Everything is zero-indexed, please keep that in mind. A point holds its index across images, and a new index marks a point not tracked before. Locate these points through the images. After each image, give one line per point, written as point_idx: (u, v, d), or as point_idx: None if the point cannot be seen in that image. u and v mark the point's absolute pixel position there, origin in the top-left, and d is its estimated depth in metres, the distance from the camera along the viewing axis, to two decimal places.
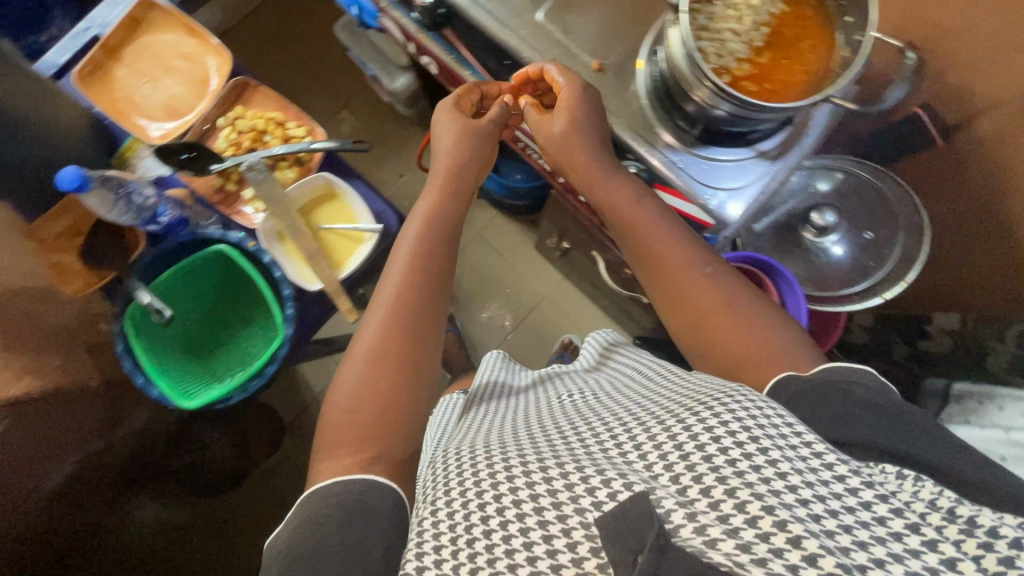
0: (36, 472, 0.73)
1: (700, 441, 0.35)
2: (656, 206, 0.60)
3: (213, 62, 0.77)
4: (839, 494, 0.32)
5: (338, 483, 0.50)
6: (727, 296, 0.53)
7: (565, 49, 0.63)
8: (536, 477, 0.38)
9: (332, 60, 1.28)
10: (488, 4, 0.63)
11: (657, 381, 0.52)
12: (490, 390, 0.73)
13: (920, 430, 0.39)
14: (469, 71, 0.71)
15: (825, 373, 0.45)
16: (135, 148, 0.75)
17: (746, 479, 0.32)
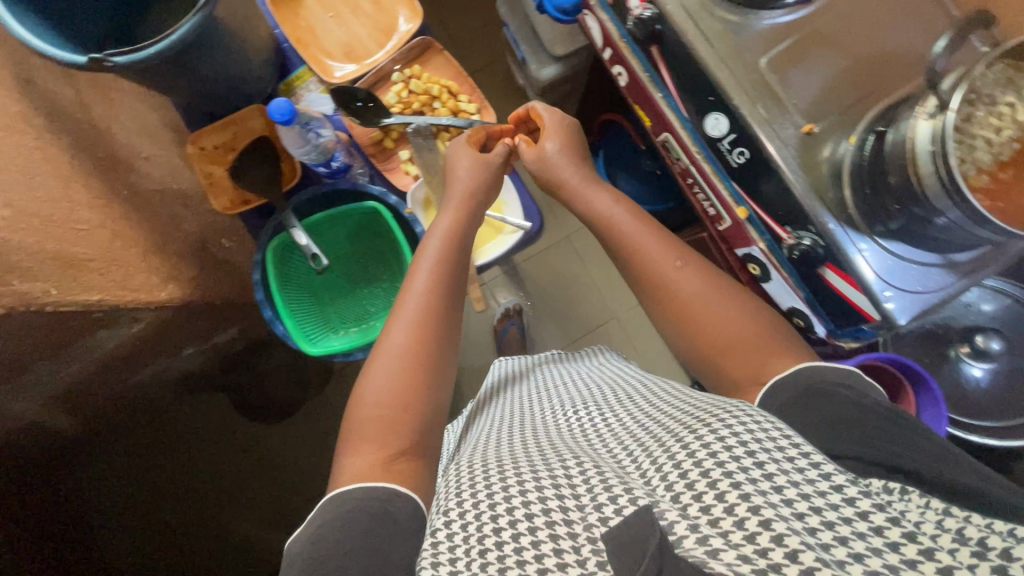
0: (120, 369, 0.74)
1: (698, 462, 0.38)
2: (705, 280, 0.61)
3: (403, 13, 0.74)
4: (837, 506, 0.34)
5: (361, 489, 0.48)
6: (705, 295, 0.60)
7: (777, 102, 0.61)
8: (546, 485, 0.41)
9: (479, 27, 1.25)
10: (712, 37, 0.61)
11: (668, 396, 0.56)
12: (506, 396, 0.76)
13: (906, 443, 0.41)
14: (660, 93, 0.69)
15: (808, 374, 0.49)
16: (305, 79, 0.75)
17: (743, 491, 0.35)
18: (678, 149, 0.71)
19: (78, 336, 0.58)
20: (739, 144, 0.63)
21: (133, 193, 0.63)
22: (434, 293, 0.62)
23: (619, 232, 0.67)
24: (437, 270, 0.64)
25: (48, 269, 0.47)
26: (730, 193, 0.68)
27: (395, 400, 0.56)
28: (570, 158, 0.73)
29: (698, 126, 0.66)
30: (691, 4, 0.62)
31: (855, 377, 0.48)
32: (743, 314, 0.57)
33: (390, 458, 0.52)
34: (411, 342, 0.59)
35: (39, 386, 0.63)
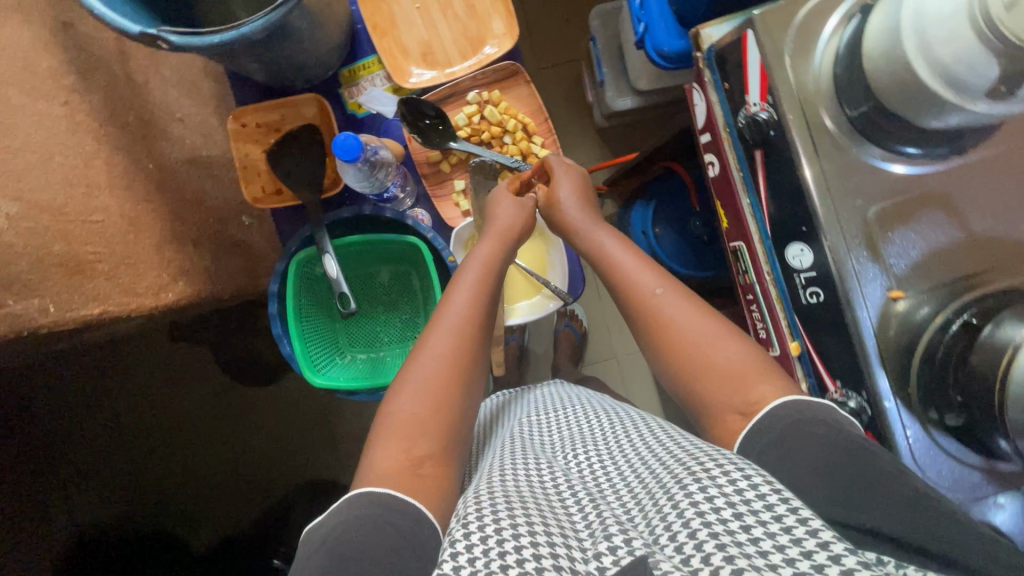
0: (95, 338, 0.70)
1: (685, 522, 0.36)
2: (706, 318, 0.55)
3: (495, 27, 0.66)
4: (819, 564, 0.31)
5: (387, 497, 0.43)
6: (698, 335, 0.54)
7: (875, 254, 0.55)
8: (533, 520, 0.38)
9: (561, 28, 1.15)
10: (827, 165, 0.56)
11: (646, 428, 0.53)
12: (505, 418, 0.72)
13: (888, 498, 0.38)
14: (749, 200, 0.63)
15: (782, 409, 0.46)
16: (372, 70, 0.67)
17: (727, 551, 0.33)
18: (748, 262, 0.66)
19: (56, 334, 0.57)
20: (816, 285, 0.58)
21: None
22: (473, 325, 0.55)
23: (617, 270, 0.60)
24: (477, 300, 0.57)
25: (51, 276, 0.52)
26: (788, 323, 0.64)
27: (429, 413, 0.50)
28: (582, 202, 0.64)
29: (779, 250, 0.61)
30: (814, 122, 0.56)
31: (829, 412, 0.46)
32: (738, 357, 0.52)
33: (420, 461, 0.47)
34: (451, 359, 0.53)
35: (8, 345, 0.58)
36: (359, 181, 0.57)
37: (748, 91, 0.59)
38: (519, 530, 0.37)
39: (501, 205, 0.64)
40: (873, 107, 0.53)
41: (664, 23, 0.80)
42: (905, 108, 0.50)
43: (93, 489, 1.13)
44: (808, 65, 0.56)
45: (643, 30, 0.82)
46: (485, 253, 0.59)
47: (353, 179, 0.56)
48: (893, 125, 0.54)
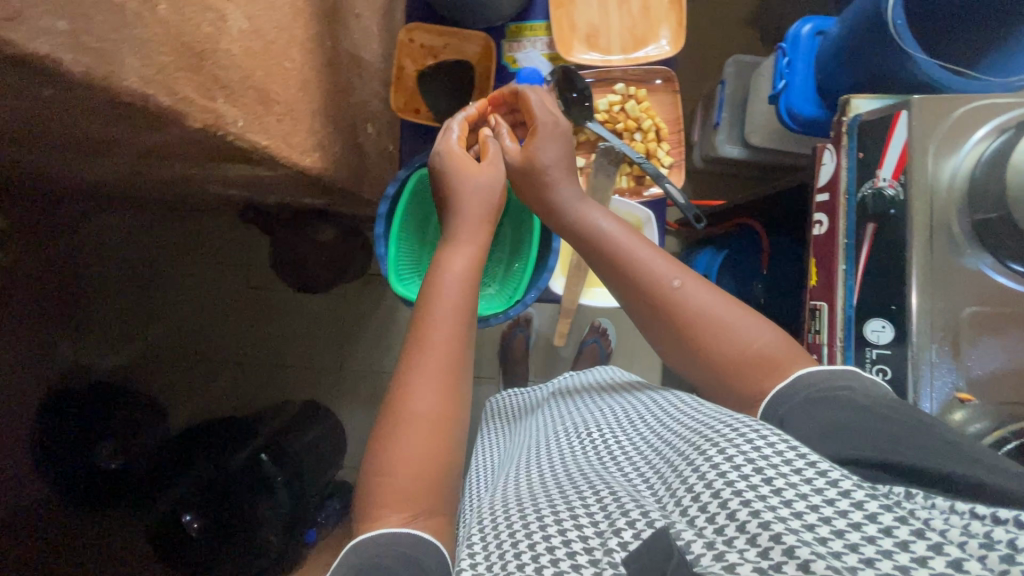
0: (190, 188, 0.71)
1: (708, 483, 0.37)
2: (739, 311, 0.52)
3: (661, 34, 0.70)
4: (845, 512, 0.33)
5: (383, 536, 0.46)
6: (719, 312, 0.52)
7: (954, 350, 0.58)
8: (545, 516, 0.41)
9: (692, 65, 1.18)
10: (935, 256, 0.58)
11: (660, 408, 0.54)
12: (526, 420, 0.74)
13: (914, 440, 0.39)
14: (845, 266, 0.64)
15: (811, 381, 0.46)
16: (537, 34, 0.72)
17: (752, 507, 0.34)
18: (824, 324, 0.67)
19: (175, 171, 0.58)
20: (885, 363, 0.60)
21: (330, 48, 0.59)
22: (464, 315, 0.56)
23: (623, 251, 0.57)
24: (460, 305, 0.56)
25: (244, 75, 0.41)
26: None
27: (445, 401, 0.51)
28: (565, 166, 0.63)
29: (859, 320, 0.63)
30: (938, 218, 0.58)
31: (857, 379, 0.46)
32: (754, 334, 0.50)
33: (413, 518, 0.48)
34: (454, 330, 0.54)
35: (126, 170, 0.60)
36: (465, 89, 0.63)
37: (882, 166, 0.61)
38: (533, 532, 0.40)
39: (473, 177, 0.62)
40: (1000, 217, 0.55)
41: (803, 88, 0.84)
42: None
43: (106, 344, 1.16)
44: (949, 161, 0.59)
45: (781, 87, 0.85)
46: (461, 265, 0.57)
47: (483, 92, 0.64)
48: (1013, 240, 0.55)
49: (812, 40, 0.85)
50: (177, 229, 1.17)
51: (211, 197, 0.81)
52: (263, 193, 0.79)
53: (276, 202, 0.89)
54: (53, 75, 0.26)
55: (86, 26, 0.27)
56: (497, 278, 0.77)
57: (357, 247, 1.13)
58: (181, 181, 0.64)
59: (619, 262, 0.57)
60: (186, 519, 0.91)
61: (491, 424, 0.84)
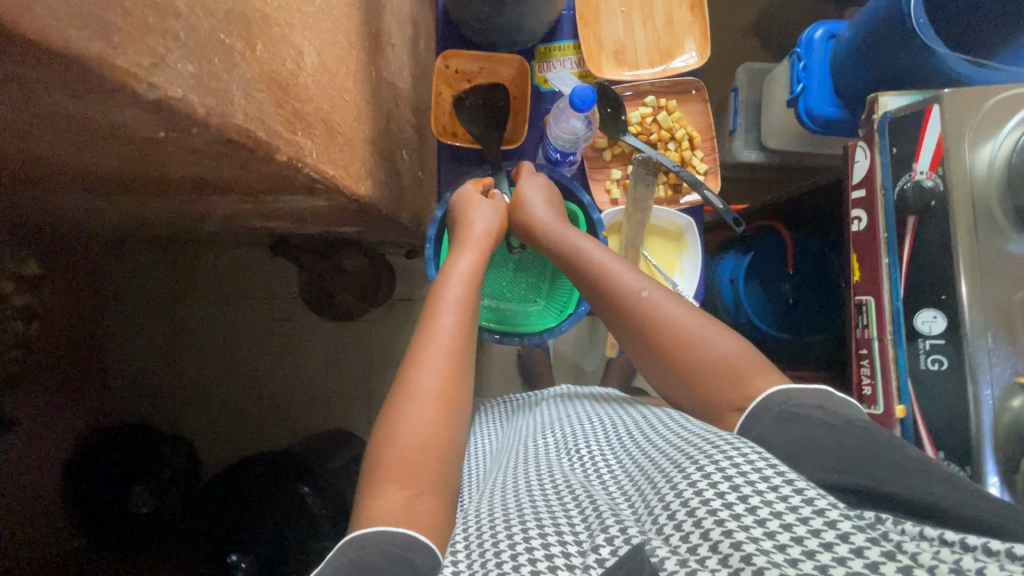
0: (234, 222, 0.71)
1: (684, 501, 0.38)
2: (710, 324, 0.54)
3: (686, 46, 0.73)
4: (817, 530, 0.32)
5: (379, 533, 0.43)
6: (692, 326, 0.53)
7: (1009, 336, 0.58)
8: (529, 525, 0.40)
9: (704, 75, 1.21)
10: (983, 244, 0.59)
11: (647, 425, 0.54)
12: (518, 418, 0.73)
13: (889, 462, 0.40)
14: (888, 259, 0.64)
15: (786, 397, 0.47)
16: (565, 53, 0.74)
17: (725, 527, 0.34)
18: (872, 318, 0.66)
19: (229, 206, 0.59)
20: (940, 354, 0.61)
21: (375, 78, 0.61)
22: (469, 310, 0.58)
23: (602, 271, 0.60)
24: (465, 304, 0.57)
25: (320, 107, 0.43)
26: (899, 387, 0.63)
27: (432, 438, 0.49)
28: (550, 200, 0.67)
29: (908, 313, 0.63)
30: (980, 206, 0.60)
31: (828, 397, 0.47)
32: (723, 344, 0.52)
33: (411, 499, 0.46)
34: (456, 334, 0.55)
35: (179, 209, 0.60)
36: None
37: (917, 159, 0.63)
38: (515, 540, 0.39)
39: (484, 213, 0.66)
40: None
41: (820, 90, 0.85)
42: None
43: (134, 387, 1.15)
44: (983, 148, 0.60)
45: (799, 91, 0.86)
46: (466, 265, 0.60)
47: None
48: None
49: (825, 44, 0.87)
50: (205, 266, 1.18)
51: (248, 230, 0.82)
52: (304, 223, 0.80)
53: (310, 231, 0.90)
54: (183, 116, 0.28)
55: (209, 68, 0.28)
56: (542, 295, 0.77)
57: (383, 272, 1.13)
58: (231, 215, 0.64)
59: (596, 284, 0.60)
60: (231, 559, 0.90)
61: (490, 405, 0.82)
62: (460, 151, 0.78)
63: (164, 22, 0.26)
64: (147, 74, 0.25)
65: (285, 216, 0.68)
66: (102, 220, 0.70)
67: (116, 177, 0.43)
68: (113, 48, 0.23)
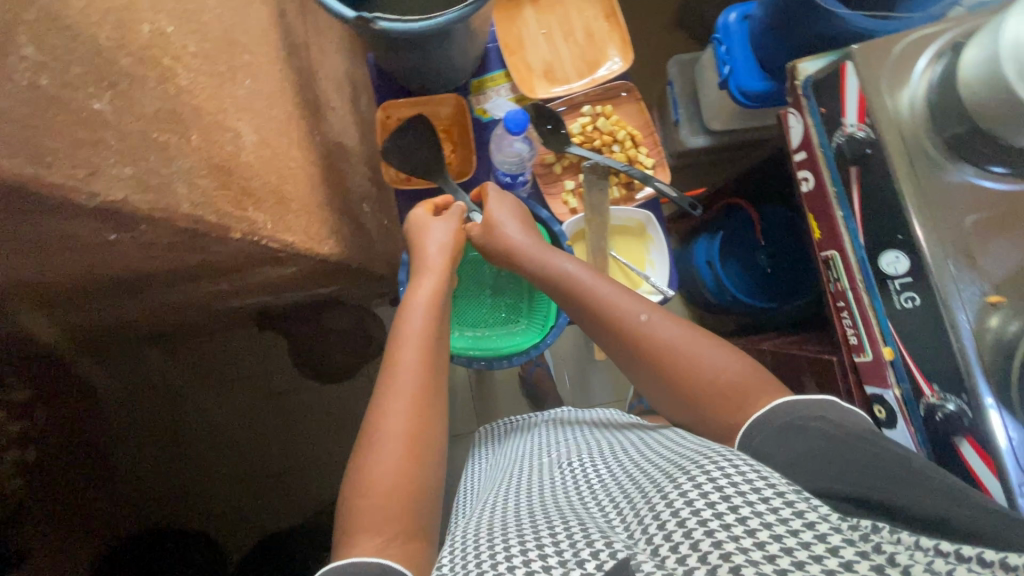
0: (212, 306, 0.73)
1: (675, 510, 0.38)
2: (710, 347, 0.55)
3: (610, 53, 0.76)
4: (807, 543, 0.34)
5: (353, 564, 0.44)
6: (686, 348, 0.55)
7: (970, 262, 0.60)
8: (512, 544, 0.41)
9: (642, 75, 1.26)
10: (922, 180, 0.61)
11: (644, 446, 0.55)
12: (513, 443, 0.74)
13: (885, 472, 0.40)
14: (842, 213, 0.68)
15: (792, 408, 0.49)
16: (498, 83, 0.78)
17: (715, 538, 0.35)
18: (841, 270, 0.70)
19: (201, 291, 0.60)
20: (912, 290, 0.62)
21: (321, 142, 0.63)
22: (432, 338, 0.60)
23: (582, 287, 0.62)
24: (424, 338, 0.59)
25: (266, 180, 0.45)
26: (881, 330, 0.66)
27: (398, 487, 0.49)
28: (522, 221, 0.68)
29: (873, 259, 0.66)
30: (913, 145, 0.62)
31: (836, 411, 0.49)
32: (721, 365, 0.53)
33: (386, 543, 0.46)
34: (422, 373, 0.56)
35: (150, 306, 0.61)
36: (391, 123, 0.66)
37: (845, 113, 0.66)
38: (498, 559, 0.40)
39: (440, 229, 0.68)
40: (968, 129, 0.59)
41: (747, 67, 0.89)
42: (1001, 127, 0.56)
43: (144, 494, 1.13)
44: (903, 89, 0.63)
45: (727, 72, 0.90)
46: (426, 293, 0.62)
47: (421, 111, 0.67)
48: (984, 146, 0.59)
49: (741, 25, 0.91)
50: (202, 354, 1.18)
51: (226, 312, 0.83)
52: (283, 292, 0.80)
53: (290, 300, 0.91)
54: (127, 215, 0.29)
55: (146, 167, 0.30)
56: (523, 313, 0.79)
57: (372, 324, 1.14)
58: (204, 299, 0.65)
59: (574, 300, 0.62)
60: None
61: (488, 431, 0.83)
62: (419, 194, 0.80)
63: (94, 133, 0.27)
64: (85, 184, 0.26)
65: (260, 289, 0.69)
66: (85, 330, 0.71)
67: (82, 287, 0.44)
68: (46, 168, 0.24)
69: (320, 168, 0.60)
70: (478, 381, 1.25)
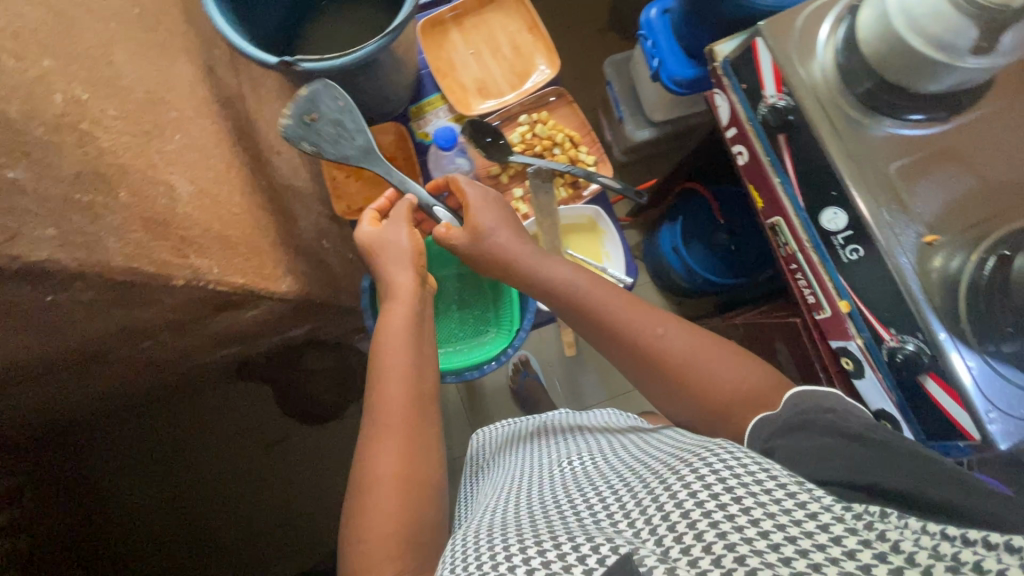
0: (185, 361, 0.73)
1: (678, 502, 0.39)
2: (724, 356, 0.56)
3: (538, 62, 0.79)
4: (811, 531, 0.34)
5: None
6: (701, 355, 0.57)
7: (902, 207, 0.62)
8: (512, 544, 0.40)
9: (583, 79, 1.30)
10: (845, 136, 0.64)
11: (642, 448, 0.56)
12: (508, 452, 0.74)
13: (896, 464, 0.42)
14: (779, 178, 0.71)
15: (799, 402, 0.50)
16: (436, 106, 0.80)
17: (720, 529, 0.35)
18: (787, 234, 0.73)
19: (166, 348, 0.61)
20: (855, 242, 0.64)
21: (268, 187, 0.65)
22: (417, 373, 0.60)
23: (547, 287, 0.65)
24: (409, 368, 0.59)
25: (206, 227, 0.46)
26: (835, 285, 0.68)
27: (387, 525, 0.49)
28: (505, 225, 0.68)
29: (814, 217, 0.68)
30: (830, 105, 0.65)
31: (835, 401, 0.50)
32: (739, 376, 0.55)
33: None
34: (409, 409, 0.57)
35: (119, 370, 0.62)
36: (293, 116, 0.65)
37: (764, 86, 0.69)
38: (499, 558, 0.39)
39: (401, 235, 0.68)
40: (875, 82, 0.63)
41: (674, 57, 0.93)
42: (904, 74, 0.60)
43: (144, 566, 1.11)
44: (812, 55, 0.67)
45: (657, 65, 0.94)
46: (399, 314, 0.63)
47: (326, 100, 0.65)
48: (894, 97, 0.62)
49: (662, 19, 0.95)
50: (190, 413, 1.17)
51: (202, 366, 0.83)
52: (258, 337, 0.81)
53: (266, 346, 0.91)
54: (51, 273, 0.31)
55: (69, 227, 0.32)
56: (492, 321, 0.80)
57: (354, 358, 1.14)
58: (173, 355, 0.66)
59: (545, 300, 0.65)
60: None
61: (481, 444, 0.84)
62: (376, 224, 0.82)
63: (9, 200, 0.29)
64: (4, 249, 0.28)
65: (231, 337, 0.70)
66: (67, 403, 0.72)
67: (40, 360, 0.45)
68: None
69: (268, 211, 0.61)
70: (470, 399, 1.25)
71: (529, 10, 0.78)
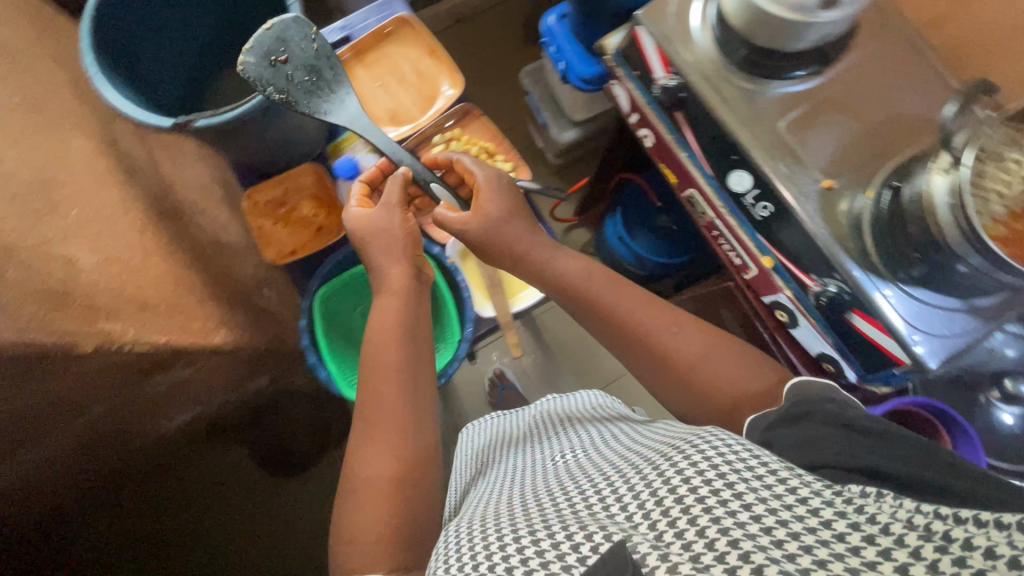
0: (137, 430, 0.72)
1: (673, 488, 0.34)
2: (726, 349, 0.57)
3: (443, 82, 0.82)
4: (802, 516, 0.30)
5: None
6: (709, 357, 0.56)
7: (796, 159, 0.65)
8: (503, 535, 0.37)
9: (507, 94, 1.35)
10: (732, 101, 0.67)
11: (622, 441, 0.53)
12: (492, 455, 0.71)
13: (900, 450, 0.38)
14: (685, 153, 0.75)
15: (798, 394, 0.47)
16: (352, 141, 0.83)
17: (715, 514, 0.31)
18: (703, 203, 0.76)
19: (107, 419, 0.60)
20: (763, 199, 0.67)
21: (192, 244, 0.66)
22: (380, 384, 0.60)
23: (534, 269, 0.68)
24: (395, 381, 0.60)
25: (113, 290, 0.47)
26: (755, 243, 0.72)
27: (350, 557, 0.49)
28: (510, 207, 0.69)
29: (723, 182, 0.71)
30: (714, 75, 0.68)
31: (832, 392, 0.47)
32: (751, 382, 0.53)
33: None
34: (363, 433, 0.57)
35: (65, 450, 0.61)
36: (256, 52, 0.64)
37: (653, 69, 0.73)
38: (493, 549, 0.36)
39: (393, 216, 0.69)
40: (749, 48, 0.65)
41: (577, 57, 0.96)
42: (771, 39, 0.63)
43: None
44: (689, 33, 0.70)
45: (563, 68, 0.98)
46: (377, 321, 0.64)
47: (295, 37, 0.66)
48: (772, 59, 0.65)
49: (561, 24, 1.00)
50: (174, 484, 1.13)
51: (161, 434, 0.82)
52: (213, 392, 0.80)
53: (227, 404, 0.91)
54: None
55: None
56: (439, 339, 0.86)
57: (326, 401, 1.13)
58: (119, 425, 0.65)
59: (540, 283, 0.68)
60: None
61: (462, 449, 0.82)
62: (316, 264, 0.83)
63: None
64: None
65: (178, 397, 0.69)
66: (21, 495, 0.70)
67: None
68: None
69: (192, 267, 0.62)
70: (450, 421, 1.25)
71: (427, 36, 0.82)
